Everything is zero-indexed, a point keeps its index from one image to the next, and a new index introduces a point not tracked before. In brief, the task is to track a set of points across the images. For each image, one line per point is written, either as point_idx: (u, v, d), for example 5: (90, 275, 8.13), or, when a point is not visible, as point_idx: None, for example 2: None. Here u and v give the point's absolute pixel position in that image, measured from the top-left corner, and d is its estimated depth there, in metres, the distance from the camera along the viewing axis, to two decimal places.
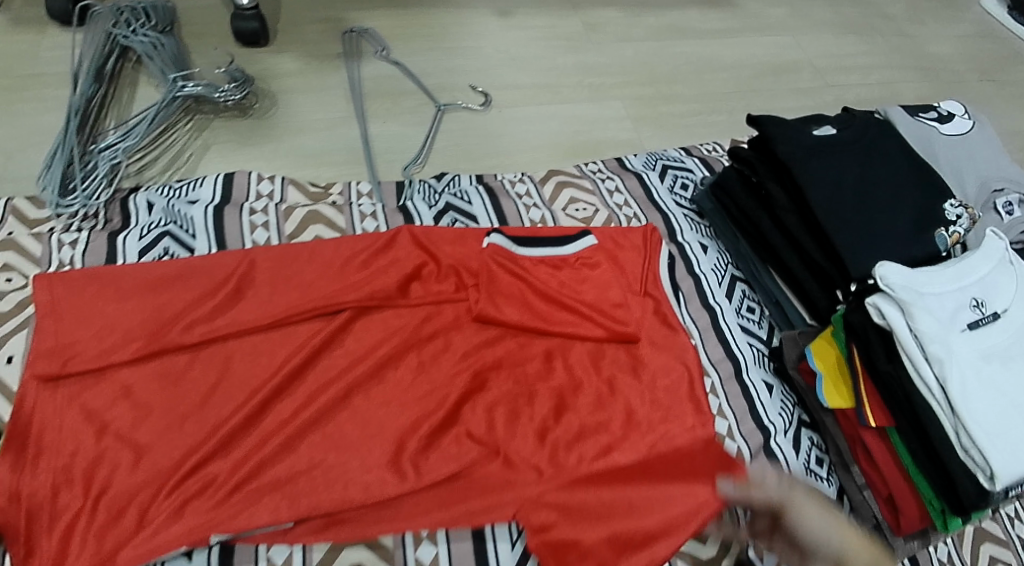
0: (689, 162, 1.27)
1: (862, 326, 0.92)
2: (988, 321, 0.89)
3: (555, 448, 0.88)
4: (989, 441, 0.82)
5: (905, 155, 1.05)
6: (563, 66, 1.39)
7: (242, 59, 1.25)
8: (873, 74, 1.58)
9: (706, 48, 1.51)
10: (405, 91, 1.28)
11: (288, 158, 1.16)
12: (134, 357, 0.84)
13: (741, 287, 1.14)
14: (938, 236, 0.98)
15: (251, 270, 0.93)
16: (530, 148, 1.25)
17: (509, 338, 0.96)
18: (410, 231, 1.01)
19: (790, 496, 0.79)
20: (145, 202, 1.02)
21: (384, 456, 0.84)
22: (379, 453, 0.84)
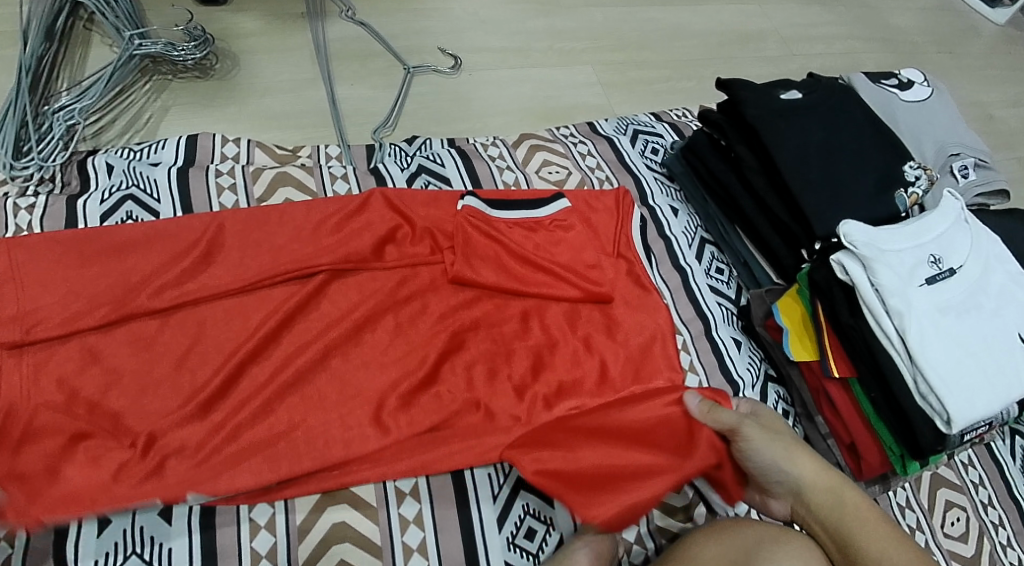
0: (659, 127, 1.27)
1: (826, 282, 0.95)
2: (944, 277, 0.92)
3: (534, 406, 0.89)
4: (946, 389, 0.85)
5: (869, 118, 1.07)
6: (533, 30, 1.37)
7: (203, 17, 1.21)
8: (836, 44, 1.61)
9: (674, 15, 1.51)
10: (374, 54, 1.25)
11: (253, 121, 1.13)
12: (102, 323, 0.81)
13: (710, 249, 1.15)
14: (898, 197, 1.01)
15: (220, 232, 0.90)
16: (501, 112, 1.24)
17: (486, 298, 0.96)
18: (383, 193, 0.98)
19: (742, 428, 0.84)
20: (104, 164, 0.98)
21: (365, 417, 0.84)
22: (359, 414, 0.84)
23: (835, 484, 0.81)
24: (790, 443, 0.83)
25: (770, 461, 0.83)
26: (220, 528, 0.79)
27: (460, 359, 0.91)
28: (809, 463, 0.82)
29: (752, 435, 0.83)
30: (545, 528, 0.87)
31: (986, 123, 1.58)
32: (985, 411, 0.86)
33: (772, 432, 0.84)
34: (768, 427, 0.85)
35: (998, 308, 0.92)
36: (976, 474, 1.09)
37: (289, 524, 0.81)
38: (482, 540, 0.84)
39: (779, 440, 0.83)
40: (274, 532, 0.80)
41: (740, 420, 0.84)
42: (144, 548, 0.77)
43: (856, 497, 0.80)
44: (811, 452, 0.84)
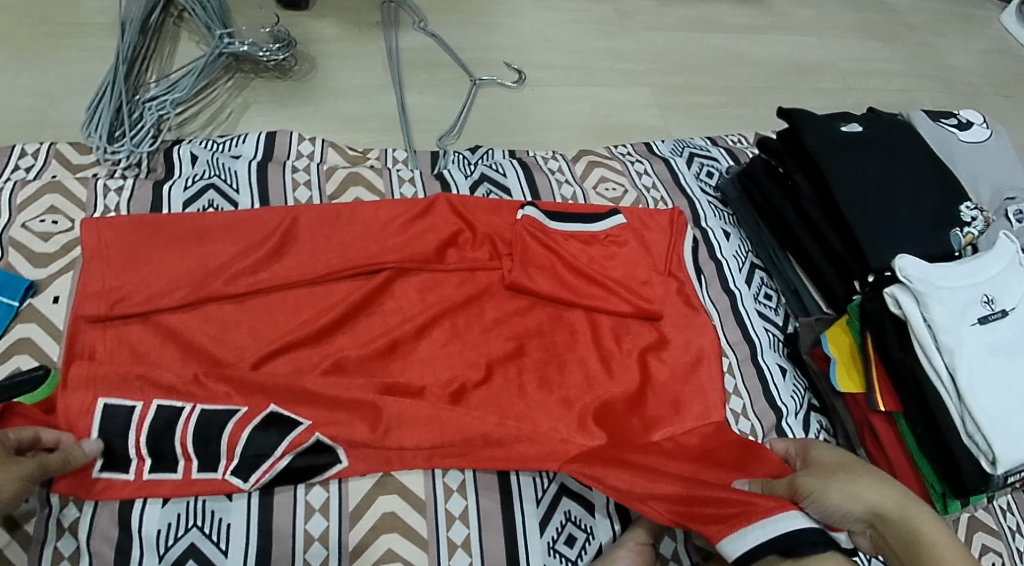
0: (715, 151, 1.29)
1: (878, 315, 0.95)
2: (996, 317, 0.92)
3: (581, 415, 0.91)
4: (993, 428, 0.86)
5: (927, 155, 1.08)
6: (596, 50, 1.41)
7: (284, 21, 1.27)
8: (893, 81, 1.62)
9: (734, 43, 1.54)
10: (442, 64, 1.30)
11: (326, 121, 1.18)
12: (180, 304, 0.85)
13: (760, 274, 1.17)
14: (952, 236, 1.01)
15: (292, 226, 0.94)
16: (562, 127, 1.28)
17: (539, 307, 0.99)
18: (447, 199, 1.02)
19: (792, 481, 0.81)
20: (189, 154, 1.03)
21: None
22: None
23: (900, 502, 0.77)
24: (850, 480, 0.79)
25: (843, 510, 0.78)
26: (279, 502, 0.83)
27: (513, 363, 0.94)
28: (872, 492, 0.78)
29: (808, 488, 0.79)
30: (585, 536, 0.89)
31: None
32: None
33: (828, 473, 0.80)
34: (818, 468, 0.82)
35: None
36: (1014, 520, 1.09)
37: (341, 510, 0.84)
38: (524, 543, 0.87)
39: (836, 481, 0.79)
40: (327, 516, 0.83)
41: (791, 479, 0.82)
42: (206, 522, 0.80)
43: (926, 518, 0.76)
44: (873, 480, 0.79)
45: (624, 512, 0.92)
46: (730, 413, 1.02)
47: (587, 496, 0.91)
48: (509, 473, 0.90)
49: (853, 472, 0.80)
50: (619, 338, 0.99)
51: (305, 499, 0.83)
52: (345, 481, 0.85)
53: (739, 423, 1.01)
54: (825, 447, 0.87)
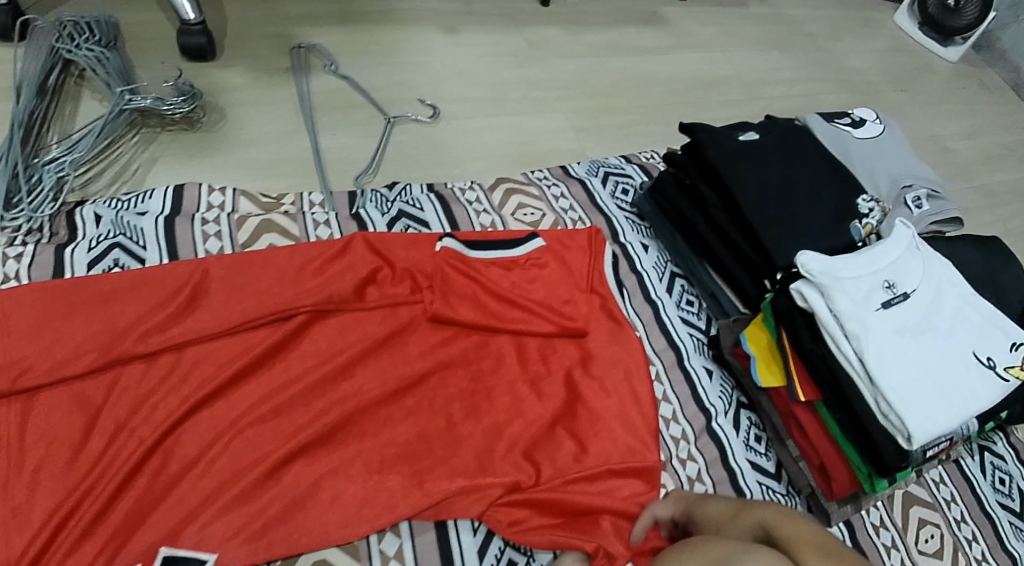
0: (629, 168, 1.31)
1: (787, 310, 0.98)
2: (899, 300, 0.96)
3: (510, 438, 0.92)
4: (905, 406, 0.88)
5: (823, 157, 1.13)
6: (508, 80, 1.44)
7: (190, 74, 1.26)
8: (797, 87, 1.69)
9: (642, 64, 1.59)
10: (355, 105, 1.31)
11: (238, 170, 1.17)
12: (88, 370, 0.84)
13: (680, 282, 1.18)
14: (853, 228, 1.06)
15: (204, 280, 0.93)
16: (479, 157, 1.29)
17: (464, 333, 1.00)
18: (364, 236, 1.01)
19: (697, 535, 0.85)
20: (92, 214, 1.01)
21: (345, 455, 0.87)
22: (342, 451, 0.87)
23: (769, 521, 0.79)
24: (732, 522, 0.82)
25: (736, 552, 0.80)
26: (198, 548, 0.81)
27: (441, 391, 0.94)
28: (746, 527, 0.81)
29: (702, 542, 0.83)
30: (525, 559, 0.88)
31: (942, 155, 1.66)
32: (943, 427, 0.88)
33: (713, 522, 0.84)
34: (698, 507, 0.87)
35: (952, 329, 0.96)
36: (947, 491, 1.12)
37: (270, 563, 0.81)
38: None
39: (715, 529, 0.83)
40: None
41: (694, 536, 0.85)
42: None
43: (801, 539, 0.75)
44: (741, 514, 0.82)
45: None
46: (661, 419, 1.03)
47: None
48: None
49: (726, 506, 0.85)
50: (544, 357, 1.00)
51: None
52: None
53: (669, 428, 1.02)
54: (716, 500, 0.87)
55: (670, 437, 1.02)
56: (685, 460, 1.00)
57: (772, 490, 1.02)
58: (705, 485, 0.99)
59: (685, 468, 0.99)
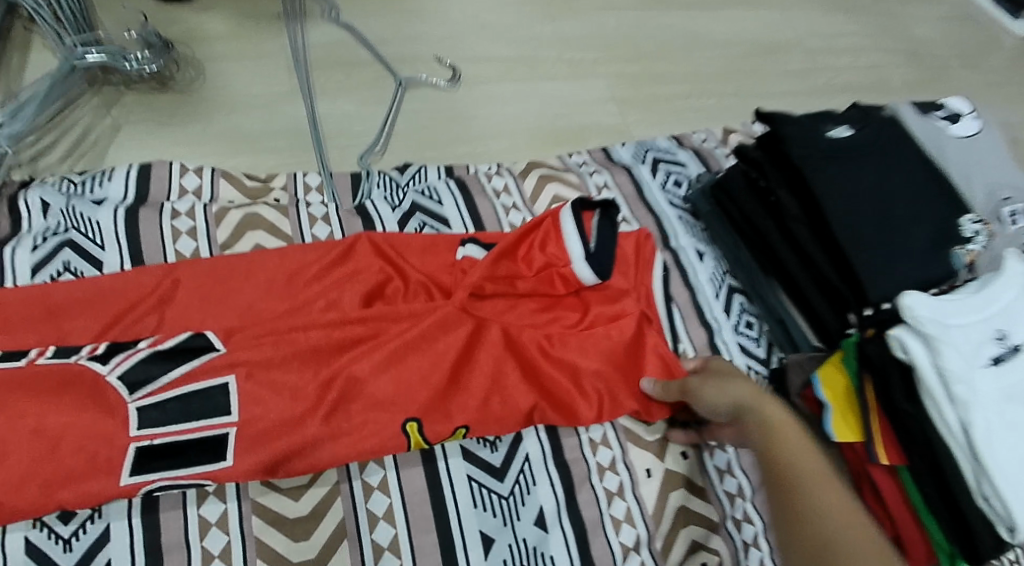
0: (681, 154, 1.11)
1: (880, 359, 0.84)
2: (1011, 356, 0.83)
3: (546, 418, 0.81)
4: (1012, 491, 0.76)
5: (923, 159, 0.96)
6: (540, 37, 1.22)
7: (162, 17, 1.05)
8: (862, 56, 1.48)
9: (692, 21, 1.36)
10: (361, 63, 1.09)
11: (217, 142, 0.97)
12: (27, 383, 0.67)
13: (739, 299, 1.02)
14: (955, 255, 0.90)
15: (178, 292, 0.75)
16: (507, 133, 1.09)
17: (505, 342, 0.81)
18: (369, 238, 0.82)
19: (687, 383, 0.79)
20: (38, 201, 0.82)
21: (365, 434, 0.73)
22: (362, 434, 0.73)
23: (756, 401, 0.75)
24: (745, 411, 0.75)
25: (715, 408, 0.77)
26: (165, 518, 0.73)
27: (473, 403, 0.78)
28: (729, 390, 0.76)
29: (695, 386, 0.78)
30: None
31: (1015, 145, 1.47)
32: None
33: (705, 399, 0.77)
34: (722, 373, 0.78)
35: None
36: None
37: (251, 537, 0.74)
38: None
39: (712, 383, 0.77)
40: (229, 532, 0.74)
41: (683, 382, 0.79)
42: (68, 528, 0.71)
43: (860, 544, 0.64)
44: (734, 382, 0.77)
45: (587, 551, 0.79)
46: (714, 470, 0.88)
47: (545, 553, 0.78)
48: (453, 553, 0.77)
49: (729, 372, 0.79)
50: (605, 350, 0.83)
51: (200, 550, 0.72)
52: (252, 550, 0.73)
53: (724, 482, 0.87)
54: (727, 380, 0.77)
55: (725, 494, 0.87)
56: (741, 522, 0.85)
57: None
58: (760, 553, 0.84)
59: (740, 532, 0.85)
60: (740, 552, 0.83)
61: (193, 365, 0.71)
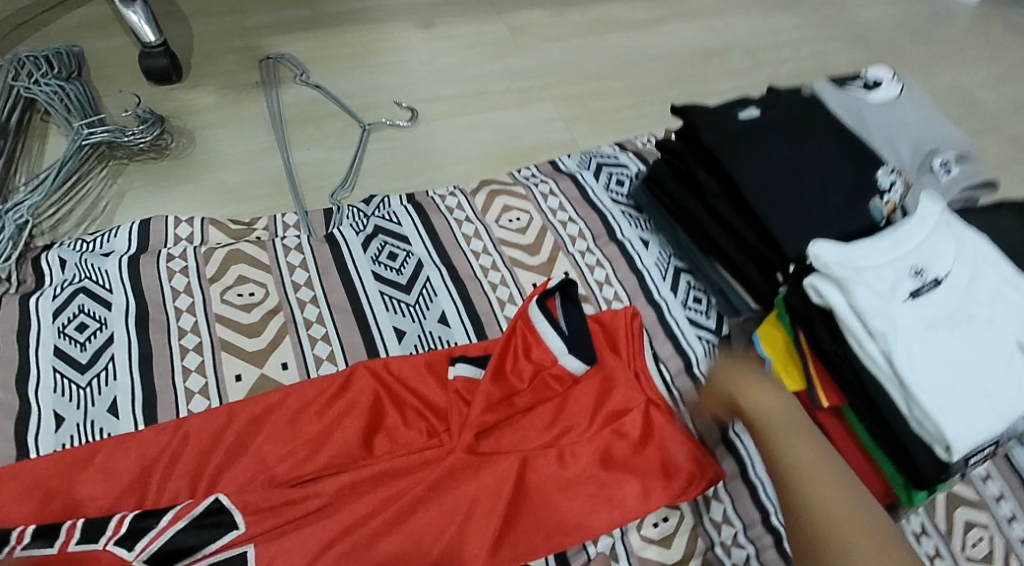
0: (623, 157, 1.23)
1: (803, 309, 0.92)
2: (929, 288, 0.88)
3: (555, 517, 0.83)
4: (941, 412, 0.80)
5: (831, 123, 1.05)
6: (491, 72, 1.36)
7: (156, 99, 1.22)
8: (804, 48, 1.57)
9: (633, 40, 1.49)
10: (329, 114, 1.24)
11: (208, 196, 1.12)
12: (110, 504, 0.77)
13: (686, 277, 1.11)
14: (872, 205, 0.98)
15: (210, 453, 0.83)
16: (463, 159, 1.22)
17: (519, 436, 0.87)
18: (367, 365, 0.91)
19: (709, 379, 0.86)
20: (58, 259, 0.98)
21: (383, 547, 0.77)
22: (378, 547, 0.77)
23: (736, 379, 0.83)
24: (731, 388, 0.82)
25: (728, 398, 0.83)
26: None
27: (514, 500, 0.83)
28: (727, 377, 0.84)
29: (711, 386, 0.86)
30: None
31: (968, 106, 1.53)
32: (988, 433, 0.79)
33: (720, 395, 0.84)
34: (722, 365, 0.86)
35: (995, 316, 0.85)
36: (996, 487, 1.04)
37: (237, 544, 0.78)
38: None
39: (719, 375, 0.85)
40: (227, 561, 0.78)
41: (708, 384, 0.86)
42: None
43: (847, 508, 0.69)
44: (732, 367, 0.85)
45: None
46: None
47: None
48: None
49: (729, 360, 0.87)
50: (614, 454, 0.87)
51: None
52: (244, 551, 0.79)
53: None
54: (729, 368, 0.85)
55: None
56: None
57: None
58: (722, 504, 0.91)
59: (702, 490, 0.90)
60: (704, 509, 0.90)
61: (208, 519, 0.76)
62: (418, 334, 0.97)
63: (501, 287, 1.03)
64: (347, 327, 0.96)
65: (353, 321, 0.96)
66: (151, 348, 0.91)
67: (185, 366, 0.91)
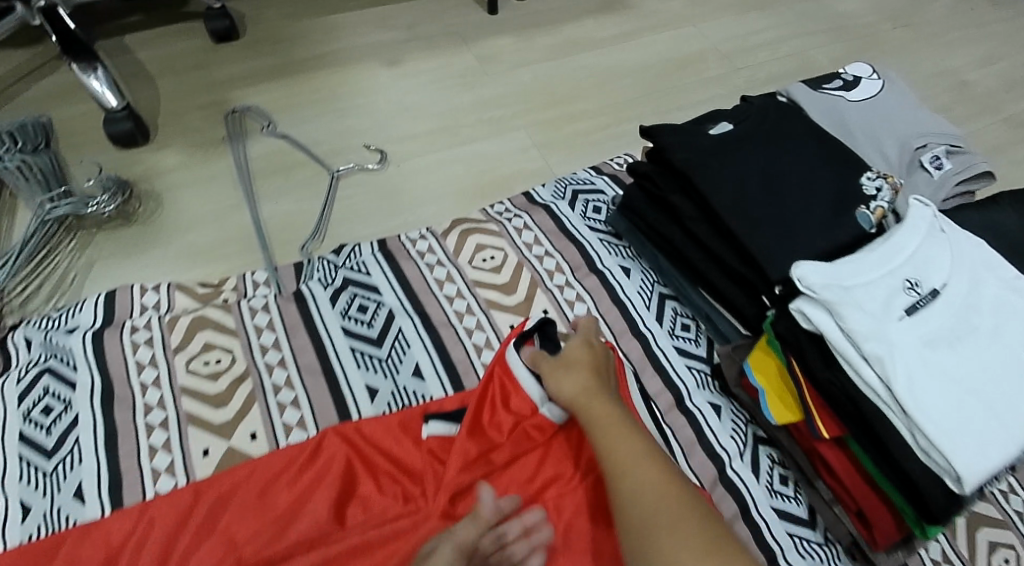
0: (599, 182, 1.19)
1: (791, 334, 0.84)
2: (926, 302, 0.79)
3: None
4: (946, 439, 0.72)
5: (807, 127, 0.99)
6: (460, 105, 1.33)
7: (123, 163, 1.21)
8: (784, 48, 1.52)
9: (607, 56, 1.45)
10: (296, 164, 1.22)
11: (176, 260, 1.10)
12: None
13: (671, 304, 1.06)
14: (860, 215, 0.91)
15: (179, 536, 0.80)
16: (435, 198, 1.19)
17: (498, 494, 0.83)
18: (337, 430, 0.88)
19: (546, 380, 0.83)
20: (23, 340, 0.96)
21: None
22: None
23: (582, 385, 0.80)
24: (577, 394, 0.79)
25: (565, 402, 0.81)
26: None
27: None
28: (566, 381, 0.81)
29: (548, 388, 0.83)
30: None
31: (960, 91, 1.47)
32: (999, 459, 0.72)
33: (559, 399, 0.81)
34: (565, 362, 0.83)
35: (998, 328, 0.79)
36: (1019, 501, 0.96)
37: None
38: None
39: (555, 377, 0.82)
40: None
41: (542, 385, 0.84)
42: None
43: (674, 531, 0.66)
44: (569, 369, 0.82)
45: None
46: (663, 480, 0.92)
47: None
48: None
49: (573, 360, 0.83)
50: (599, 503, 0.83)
51: None
52: None
53: None
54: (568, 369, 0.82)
55: None
56: None
57: (806, 542, 0.89)
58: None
59: None
60: None
61: None
62: (391, 390, 0.93)
63: (476, 332, 0.99)
64: (317, 389, 0.93)
65: (323, 383, 0.93)
66: (115, 427, 0.89)
67: (152, 444, 0.88)
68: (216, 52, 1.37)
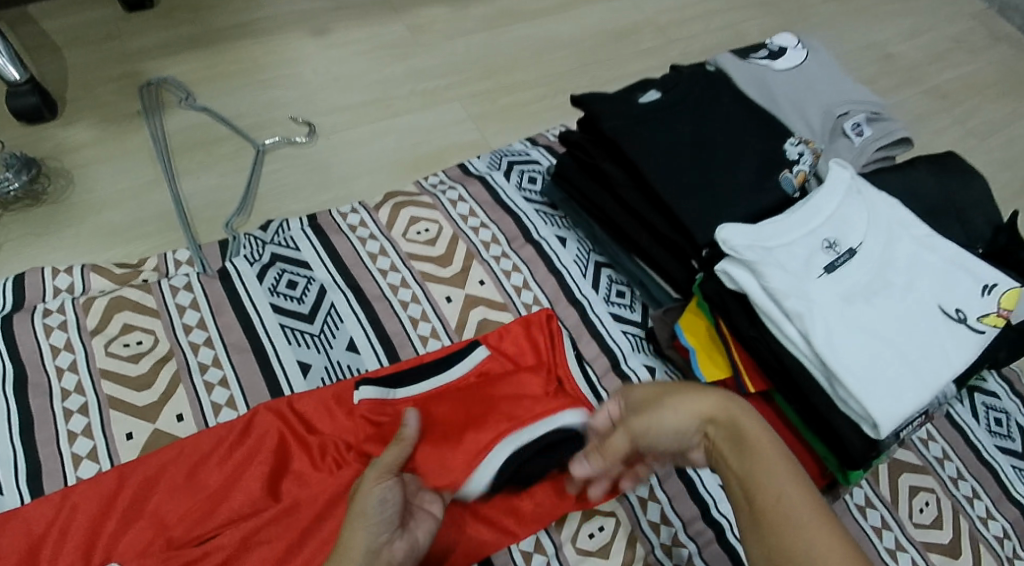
0: (534, 153, 1.19)
1: (718, 296, 0.85)
2: (844, 260, 0.82)
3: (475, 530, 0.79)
4: (864, 389, 0.74)
5: (733, 93, 1.00)
6: (391, 76, 1.29)
7: (30, 139, 1.13)
8: (716, 20, 1.53)
9: (541, 27, 1.43)
10: (219, 138, 1.17)
11: (92, 241, 1.04)
12: None
13: (607, 272, 1.05)
14: (783, 179, 0.93)
15: (105, 521, 0.76)
16: (367, 171, 1.16)
17: None
18: (269, 407, 0.84)
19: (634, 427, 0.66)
20: None
21: None
22: None
23: (722, 407, 0.62)
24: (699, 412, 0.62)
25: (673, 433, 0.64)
26: None
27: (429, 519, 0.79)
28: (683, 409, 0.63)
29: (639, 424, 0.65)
30: None
31: (884, 63, 1.51)
32: (913, 406, 0.74)
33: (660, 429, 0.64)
34: (654, 396, 0.66)
35: (911, 282, 0.81)
36: (938, 448, 0.97)
37: None
38: None
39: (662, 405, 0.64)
40: None
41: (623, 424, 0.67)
42: None
43: None
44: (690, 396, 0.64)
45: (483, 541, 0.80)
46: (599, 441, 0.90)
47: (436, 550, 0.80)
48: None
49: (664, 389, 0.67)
50: None
51: None
52: None
53: None
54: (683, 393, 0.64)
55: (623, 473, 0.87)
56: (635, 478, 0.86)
57: None
58: (659, 504, 0.85)
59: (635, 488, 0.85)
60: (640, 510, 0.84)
61: None
62: (324, 365, 0.91)
63: (411, 305, 0.97)
64: (247, 367, 0.90)
65: (252, 360, 0.90)
66: (31, 414, 0.83)
67: (70, 429, 0.83)
68: (129, 21, 1.30)
